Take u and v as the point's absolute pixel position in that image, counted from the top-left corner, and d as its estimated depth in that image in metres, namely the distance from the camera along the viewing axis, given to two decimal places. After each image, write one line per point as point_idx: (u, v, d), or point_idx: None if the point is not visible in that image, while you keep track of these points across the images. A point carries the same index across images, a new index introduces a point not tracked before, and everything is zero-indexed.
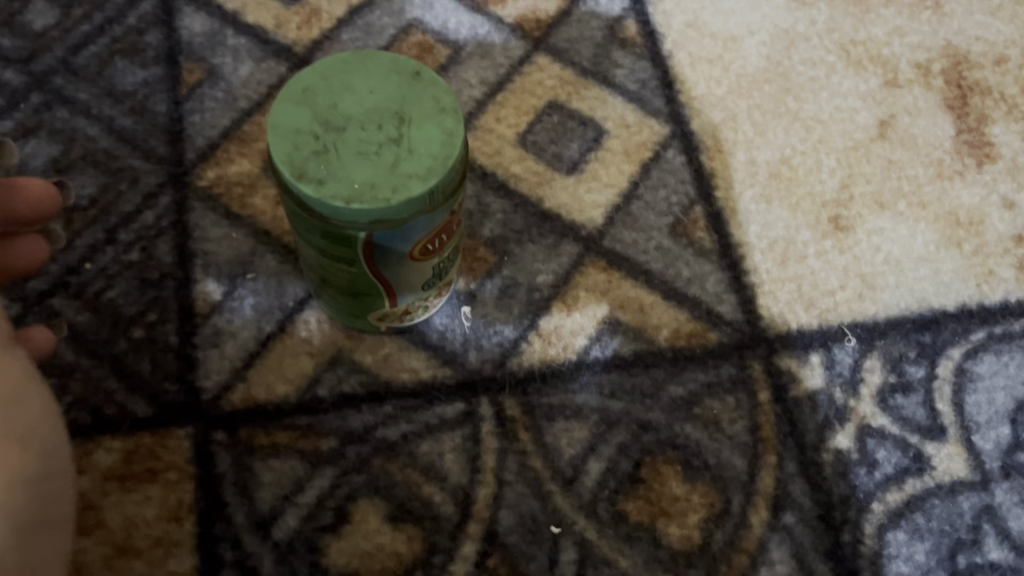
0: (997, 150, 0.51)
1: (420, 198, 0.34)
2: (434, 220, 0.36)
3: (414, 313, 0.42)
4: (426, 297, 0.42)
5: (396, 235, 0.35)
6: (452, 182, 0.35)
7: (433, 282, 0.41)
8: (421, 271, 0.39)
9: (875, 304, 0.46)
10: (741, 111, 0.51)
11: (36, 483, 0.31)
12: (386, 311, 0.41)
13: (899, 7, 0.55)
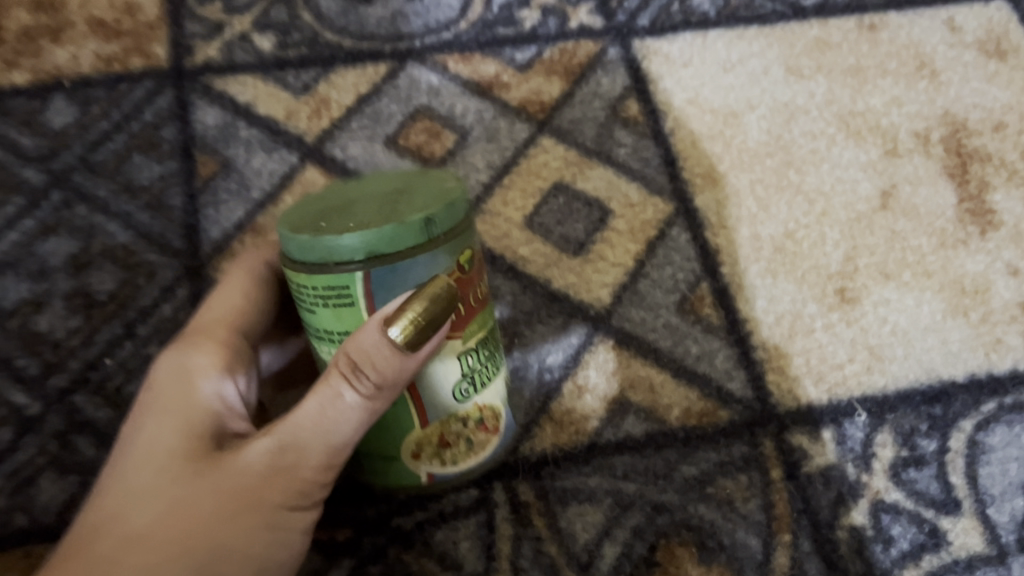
0: (999, 217, 0.52)
1: (417, 232, 0.31)
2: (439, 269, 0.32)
3: (456, 448, 0.38)
4: (462, 416, 0.37)
5: (395, 279, 0.32)
6: (455, 225, 0.32)
7: (467, 390, 0.36)
8: (446, 350, 0.34)
9: (884, 376, 0.47)
10: (744, 186, 0.52)
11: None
12: (419, 441, 0.37)
13: (895, 77, 0.57)
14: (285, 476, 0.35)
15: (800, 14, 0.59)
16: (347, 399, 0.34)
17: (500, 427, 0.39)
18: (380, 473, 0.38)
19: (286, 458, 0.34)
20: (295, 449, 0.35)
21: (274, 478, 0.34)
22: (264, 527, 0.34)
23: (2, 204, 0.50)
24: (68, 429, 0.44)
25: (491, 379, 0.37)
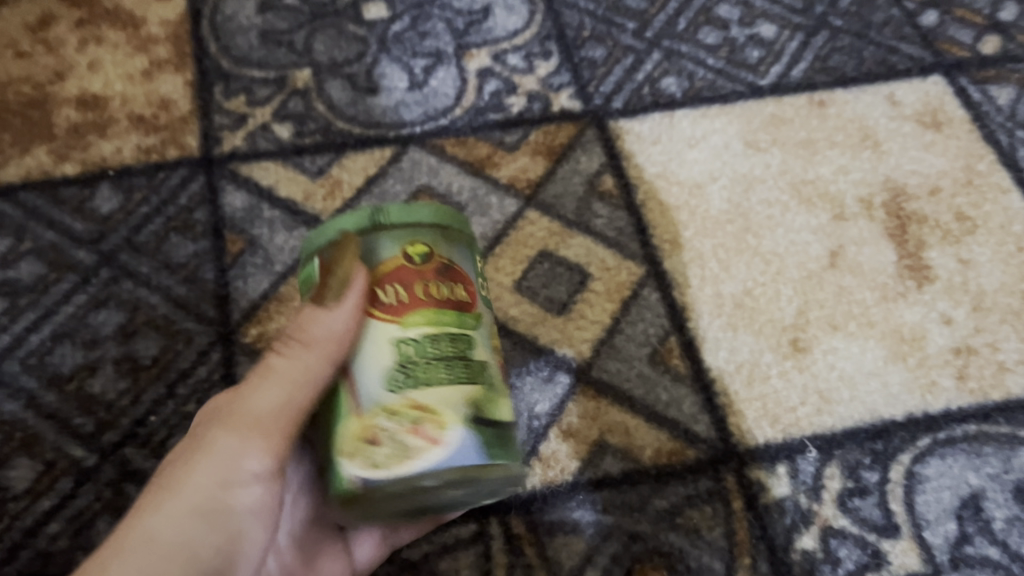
0: (934, 272, 0.58)
1: (361, 216, 0.38)
2: (368, 243, 0.37)
3: (382, 446, 0.34)
4: (389, 405, 0.35)
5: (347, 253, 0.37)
6: (403, 220, 0.38)
7: (399, 377, 0.35)
8: (380, 331, 0.36)
9: (832, 417, 0.53)
10: (707, 250, 0.59)
11: (163, 539, 0.35)
12: (349, 431, 0.35)
13: (842, 148, 0.64)
14: (237, 433, 0.37)
15: (756, 94, 0.66)
16: (284, 361, 0.37)
17: (446, 438, 0.34)
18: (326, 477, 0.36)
19: (237, 419, 0.37)
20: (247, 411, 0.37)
21: (225, 436, 0.37)
22: (198, 492, 0.36)
23: (57, 281, 0.57)
24: (120, 478, 0.51)
25: (447, 388, 0.35)
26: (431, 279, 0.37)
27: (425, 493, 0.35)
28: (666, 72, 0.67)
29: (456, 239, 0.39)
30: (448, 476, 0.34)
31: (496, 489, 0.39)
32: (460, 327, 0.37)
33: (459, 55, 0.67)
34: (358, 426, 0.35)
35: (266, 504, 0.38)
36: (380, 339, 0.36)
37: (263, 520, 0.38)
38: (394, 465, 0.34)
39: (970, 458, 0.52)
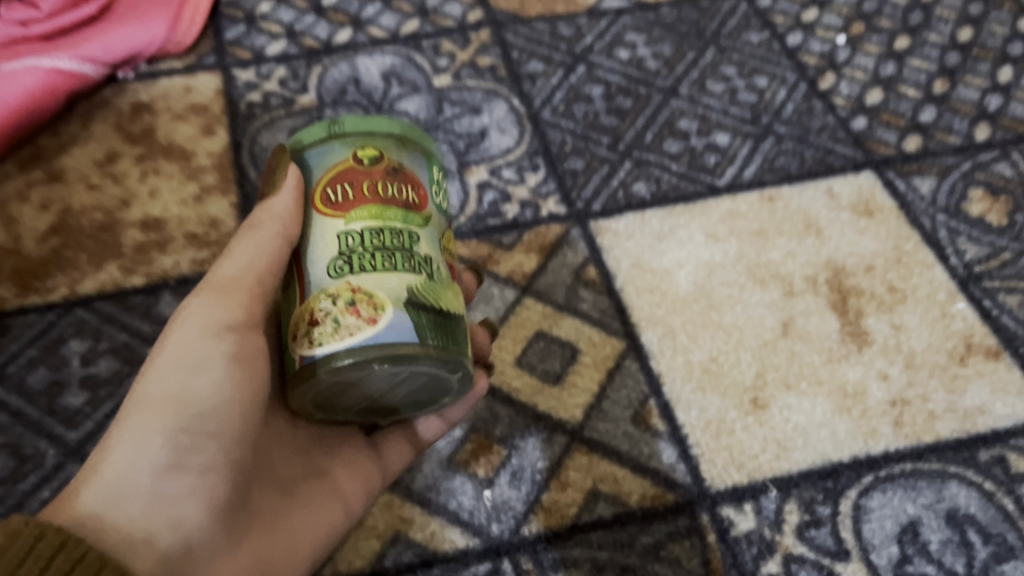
0: (871, 337, 0.69)
1: (322, 127, 0.47)
2: (322, 150, 0.47)
3: (325, 325, 0.42)
4: (331, 292, 0.43)
5: (314, 159, 0.47)
6: (357, 127, 0.47)
7: (341, 264, 0.43)
8: (328, 226, 0.44)
9: (788, 461, 0.63)
10: (677, 326, 0.69)
11: (158, 393, 0.45)
12: (299, 317, 0.43)
13: (789, 236, 0.75)
14: (205, 303, 0.48)
15: (714, 193, 0.78)
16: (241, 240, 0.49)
17: (379, 319, 0.41)
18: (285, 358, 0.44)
19: (207, 294, 0.48)
20: (213, 286, 0.48)
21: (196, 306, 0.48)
22: (181, 350, 0.46)
23: (130, 375, 0.67)
24: None
25: (381, 272, 0.42)
26: (377, 176, 0.45)
27: (359, 377, 0.42)
28: (637, 178, 0.79)
29: (411, 146, 0.47)
30: (374, 352, 0.41)
31: (443, 380, 0.45)
32: (401, 214, 0.44)
33: (461, 170, 0.79)
34: (303, 311, 0.43)
35: (247, 351, 0.47)
36: (328, 232, 0.44)
37: (250, 365, 0.47)
38: (328, 342, 0.42)
39: (907, 491, 0.61)
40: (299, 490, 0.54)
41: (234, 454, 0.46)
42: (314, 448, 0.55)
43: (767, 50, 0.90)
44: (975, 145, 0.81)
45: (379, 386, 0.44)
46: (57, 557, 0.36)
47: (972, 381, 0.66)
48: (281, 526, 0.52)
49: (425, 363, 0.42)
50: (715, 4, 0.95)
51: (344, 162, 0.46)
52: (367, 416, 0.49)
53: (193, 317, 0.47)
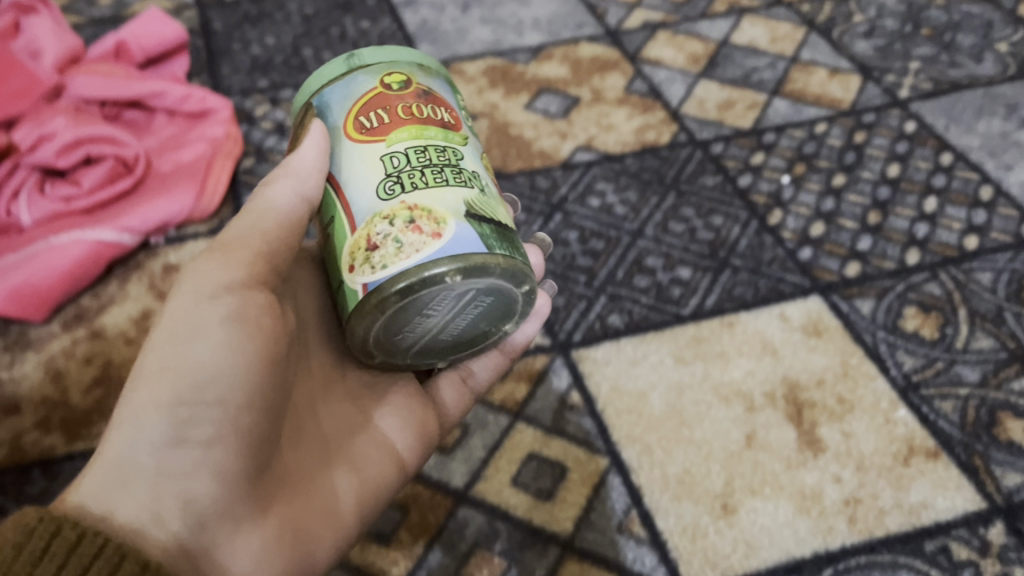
0: (825, 443, 0.78)
1: (345, 65, 0.61)
2: (353, 91, 0.60)
3: (390, 243, 0.53)
4: (390, 212, 0.54)
5: (340, 92, 0.60)
6: (380, 66, 0.60)
7: (392, 184, 0.55)
8: (373, 149, 0.57)
9: (757, 559, 0.70)
10: (653, 442, 0.78)
11: (165, 360, 0.54)
12: (363, 242, 0.54)
13: (749, 357, 0.85)
14: (206, 272, 0.57)
15: (680, 321, 0.88)
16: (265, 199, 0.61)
17: (443, 232, 0.52)
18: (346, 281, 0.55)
19: (210, 263, 0.57)
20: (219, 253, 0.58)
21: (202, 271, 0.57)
22: (185, 313, 0.55)
23: None
24: None
25: (430, 181, 0.55)
26: (408, 104, 0.58)
27: (423, 296, 0.53)
28: (612, 310, 0.90)
29: (428, 79, 0.62)
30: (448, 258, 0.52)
31: (495, 302, 0.58)
32: (434, 130, 0.58)
33: None
34: (361, 236, 0.54)
35: (246, 308, 0.55)
36: (373, 157, 0.56)
37: (250, 324, 0.55)
38: (393, 262, 0.52)
39: None
40: (343, 442, 0.65)
41: (240, 410, 0.54)
42: (354, 401, 0.67)
43: (721, 192, 1.02)
44: (907, 268, 0.92)
45: (440, 311, 0.55)
46: (71, 558, 0.46)
47: (916, 480, 0.75)
48: (317, 482, 0.62)
49: (485, 276, 0.53)
50: (674, 153, 1.08)
51: (378, 95, 0.59)
52: (416, 356, 0.60)
53: (202, 280, 0.56)
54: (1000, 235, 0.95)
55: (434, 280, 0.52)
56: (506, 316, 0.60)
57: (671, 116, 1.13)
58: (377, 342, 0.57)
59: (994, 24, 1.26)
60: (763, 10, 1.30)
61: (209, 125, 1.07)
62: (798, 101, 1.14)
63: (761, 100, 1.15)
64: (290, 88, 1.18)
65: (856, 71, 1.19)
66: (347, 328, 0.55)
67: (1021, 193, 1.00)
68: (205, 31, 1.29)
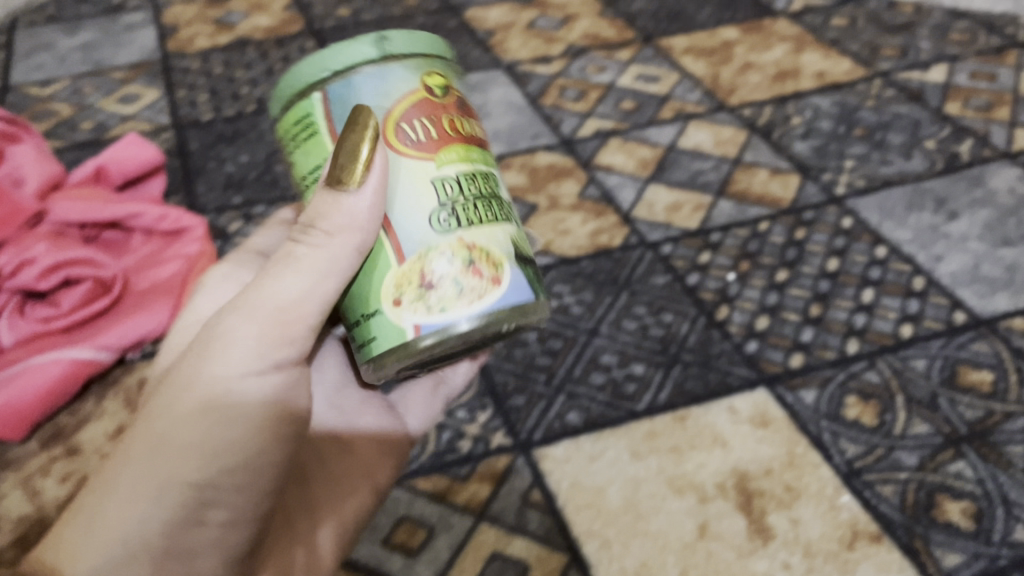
0: (774, 531, 0.82)
1: (376, 47, 0.57)
2: (393, 94, 0.56)
3: (449, 285, 0.54)
4: (449, 250, 0.54)
5: (378, 88, 0.56)
6: (418, 62, 0.58)
7: (446, 215, 0.55)
8: (423, 167, 0.55)
9: None
10: (612, 536, 0.82)
11: (180, 444, 0.57)
12: (417, 281, 0.54)
13: (701, 449, 0.89)
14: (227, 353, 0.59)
15: (635, 417, 0.93)
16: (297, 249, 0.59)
17: (501, 278, 0.55)
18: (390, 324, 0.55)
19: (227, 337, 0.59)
20: (234, 322, 0.59)
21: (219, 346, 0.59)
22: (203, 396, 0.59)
23: None
24: None
25: (483, 209, 0.56)
26: (453, 116, 0.58)
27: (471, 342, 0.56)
28: (570, 408, 0.94)
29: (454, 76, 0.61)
30: (506, 308, 0.54)
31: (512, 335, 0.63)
32: (476, 148, 0.58)
33: None
34: (411, 269, 0.55)
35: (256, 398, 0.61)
36: (426, 177, 0.55)
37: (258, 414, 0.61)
38: (454, 307, 0.53)
39: None
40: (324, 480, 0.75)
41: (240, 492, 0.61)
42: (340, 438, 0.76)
43: (671, 291, 1.08)
44: (847, 358, 0.98)
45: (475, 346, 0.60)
46: None
47: (860, 563, 0.79)
48: (300, 522, 0.72)
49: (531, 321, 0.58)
50: (626, 254, 1.14)
51: (422, 100, 0.57)
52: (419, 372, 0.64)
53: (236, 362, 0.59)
54: (933, 322, 1.02)
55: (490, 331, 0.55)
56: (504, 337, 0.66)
57: (623, 219, 1.20)
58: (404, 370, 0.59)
59: (922, 122, 1.36)
60: (708, 116, 1.39)
61: (183, 243, 1.12)
62: (741, 201, 1.21)
63: (706, 201, 1.22)
64: (262, 202, 1.24)
65: (795, 171, 1.27)
66: (377, 367, 0.57)
67: (951, 282, 1.07)
68: (181, 151, 1.36)
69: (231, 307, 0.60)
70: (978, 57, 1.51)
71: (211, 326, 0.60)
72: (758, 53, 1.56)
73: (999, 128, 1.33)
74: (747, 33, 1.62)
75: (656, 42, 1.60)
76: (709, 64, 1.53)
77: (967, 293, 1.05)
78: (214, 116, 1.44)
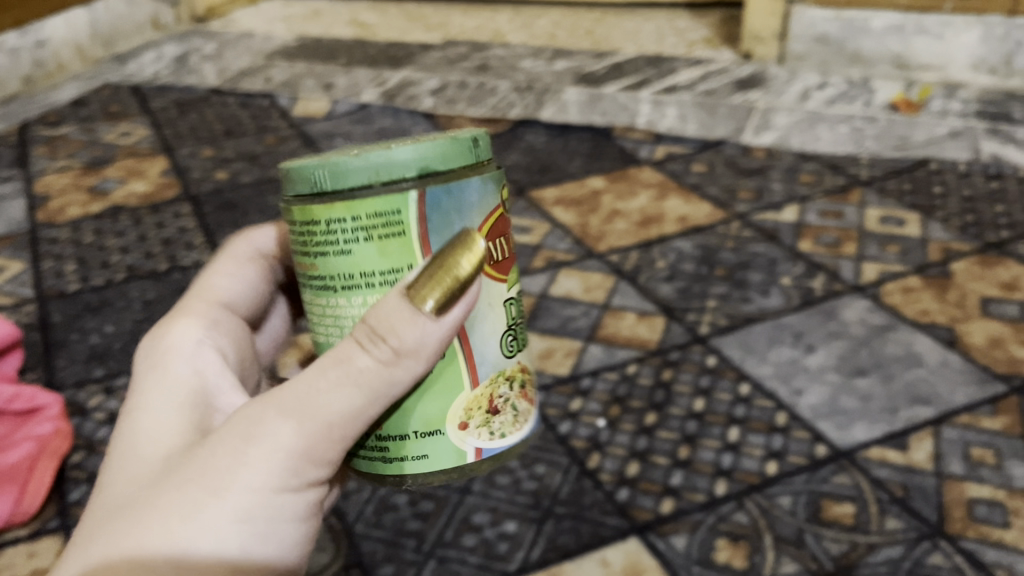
0: None
1: (459, 155, 0.65)
2: (482, 212, 0.67)
3: (503, 411, 0.72)
4: (511, 397, 0.73)
5: (457, 193, 0.65)
6: (488, 172, 0.68)
7: (511, 352, 0.73)
8: (497, 298, 0.71)
9: None
10: None
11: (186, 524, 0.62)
12: (479, 410, 0.71)
13: None
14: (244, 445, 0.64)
15: None
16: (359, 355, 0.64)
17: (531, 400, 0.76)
18: (448, 448, 0.70)
19: (241, 431, 0.65)
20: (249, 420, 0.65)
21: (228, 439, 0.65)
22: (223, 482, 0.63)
23: None
24: None
25: (522, 330, 0.75)
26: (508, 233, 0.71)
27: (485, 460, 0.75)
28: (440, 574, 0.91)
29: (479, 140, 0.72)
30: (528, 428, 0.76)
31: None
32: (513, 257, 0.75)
33: None
34: (483, 394, 0.71)
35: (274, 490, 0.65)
36: (499, 301, 0.71)
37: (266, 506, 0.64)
38: (511, 430, 0.73)
39: None
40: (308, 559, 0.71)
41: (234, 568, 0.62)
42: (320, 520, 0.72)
43: (543, 440, 1.08)
44: (716, 499, 0.99)
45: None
46: None
47: None
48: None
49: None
50: None
51: (499, 220, 0.69)
52: None
53: (282, 452, 0.64)
54: (797, 457, 1.04)
55: (514, 454, 0.74)
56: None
57: None
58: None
59: (778, 261, 1.43)
60: (578, 263, 1.44)
61: (36, 424, 1.07)
62: (611, 345, 1.24)
63: (577, 346, 1.24)
64: (126, 375, 1.21)
65: (661, 313, 1.31)
66: (434, 479, 0.71)
67: (812, 415, 1.10)
68: (43, 324, 1.32)
69: (270, 404, 0.65)
70: (825, 197, 1.62)
71: (245, 423, 0.65)
72: (624, 200, 1.63)
73: (848, 263, 1.41)
74: (613, 182, 1.70)
75: (528, 195, 1.66)
76: (577, 213, 1.59)
77: (827, 425, 1.08)
78: (82, 286, 1.42)
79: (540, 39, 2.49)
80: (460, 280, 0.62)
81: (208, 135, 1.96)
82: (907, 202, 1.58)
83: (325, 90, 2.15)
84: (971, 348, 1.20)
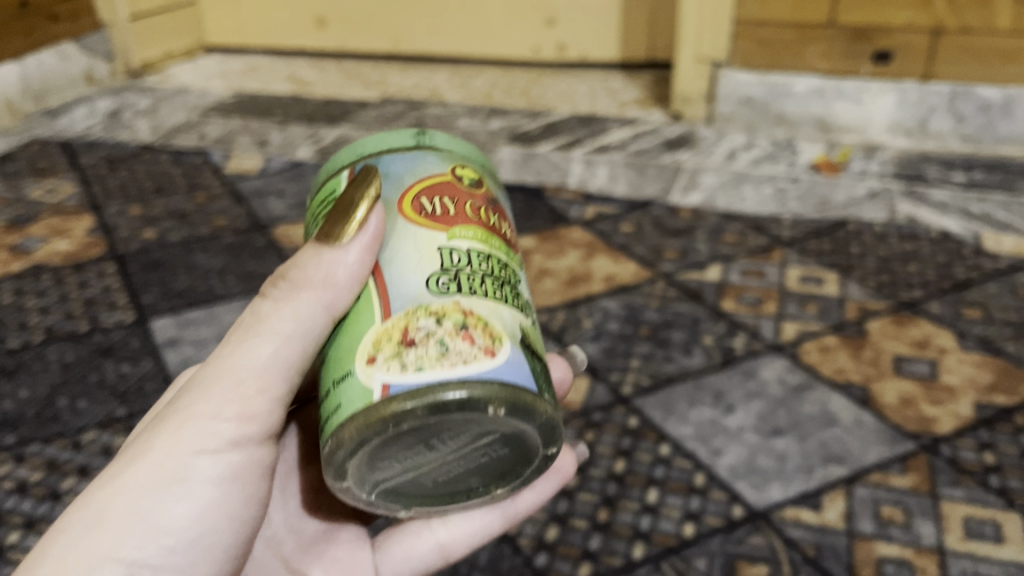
0: None
1: (398, 142, 0.78)
2: (420, 174, 0.74)
3: (426, 345, 0.63)
4: (443, 332, 0.64)
5: (389, 163, 0.75)
6: (440, 156, 0.77)
7: (450, 288, 0.67)
8: (433, 238, 0.70)
9: None
10: None
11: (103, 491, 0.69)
12: (393, 339, 0.65)
13: None
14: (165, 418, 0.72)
15: None
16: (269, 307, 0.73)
17: (492, 351, 0.64)
18: (352, 387, 0.64)
19: (167, 409, 0.73)
20: (175, 399, 0.74)
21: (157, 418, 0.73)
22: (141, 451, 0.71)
23: None
24: None
25: (483, 283, 0.69)
26: (471, 206, 0.74)
27: (431, 421, 0.62)
28: None
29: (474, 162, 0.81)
30: (488, 377, 0.63)
31: (513, 457, 0.70)
32: (489, 234, 0.73)
33: None
34: (395, 326, 0.65)
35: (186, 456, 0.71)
36: (433, 245, 0.69)
37: (182, 473, 0.71)
38: (430, 366, 0.62)
39: None
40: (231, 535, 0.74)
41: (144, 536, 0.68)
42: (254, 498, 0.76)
43: None
44: (633, 563, 0.99)
45: (456, 443, 0.66)
46: None
47: None
48: None
49: (522, 420, 0.65)
50: None
51: (444, 187, 0.74)
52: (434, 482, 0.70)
53: (196, 418, 0.71)
54: (714, 518, 1.05)
55: (454, 399, 0.61)
56: (501, 476, 0.72)
57: None
58: (369, 457, 0.65)
59: (700, 320, 1.46)
60: None
61: None
62: None
63: None
64: (38, 442, 1.18)
65: (585, 373, 1.32)
66: (352, 434, 0.63)
67: (729, 476, 1.11)
68: None
69: (195, 382, 0.74)
70: (748, 257, 1.66)
71: (172, 404, 0.74)
72: (553, 259, 1.65)
73: (768, 322, 1.44)
74: (543, 241, 1.72)
75: None
76: None
77: (744, 485, 1.10)
78: None
79: (476, 98, 2.53)
80: (354, 206, 0.70)
81: (138, 193, 1.94)
82: (825, 261, 1.63)
83: (260, 147, 2.15)
84: (884, 407, 1.23)
